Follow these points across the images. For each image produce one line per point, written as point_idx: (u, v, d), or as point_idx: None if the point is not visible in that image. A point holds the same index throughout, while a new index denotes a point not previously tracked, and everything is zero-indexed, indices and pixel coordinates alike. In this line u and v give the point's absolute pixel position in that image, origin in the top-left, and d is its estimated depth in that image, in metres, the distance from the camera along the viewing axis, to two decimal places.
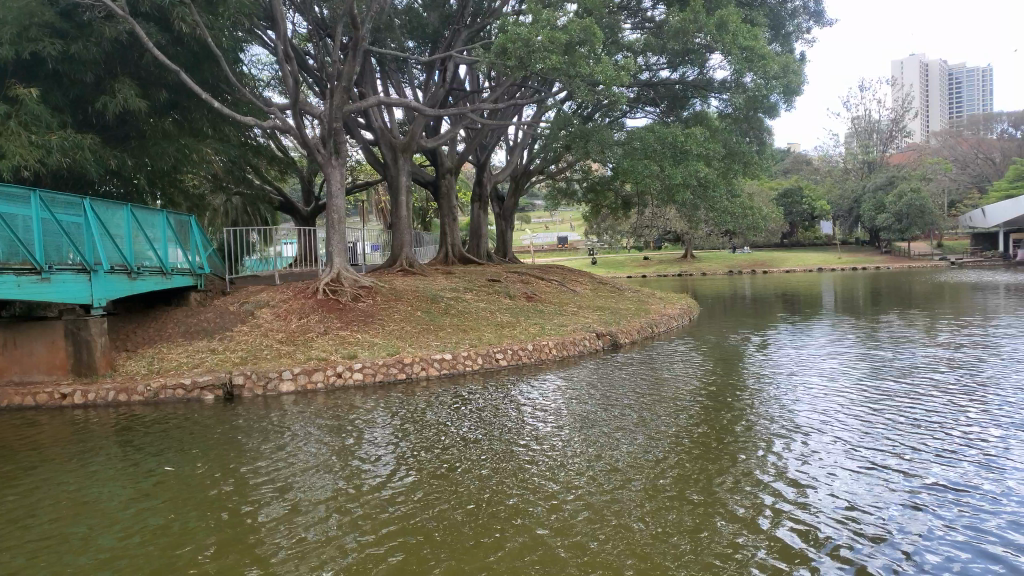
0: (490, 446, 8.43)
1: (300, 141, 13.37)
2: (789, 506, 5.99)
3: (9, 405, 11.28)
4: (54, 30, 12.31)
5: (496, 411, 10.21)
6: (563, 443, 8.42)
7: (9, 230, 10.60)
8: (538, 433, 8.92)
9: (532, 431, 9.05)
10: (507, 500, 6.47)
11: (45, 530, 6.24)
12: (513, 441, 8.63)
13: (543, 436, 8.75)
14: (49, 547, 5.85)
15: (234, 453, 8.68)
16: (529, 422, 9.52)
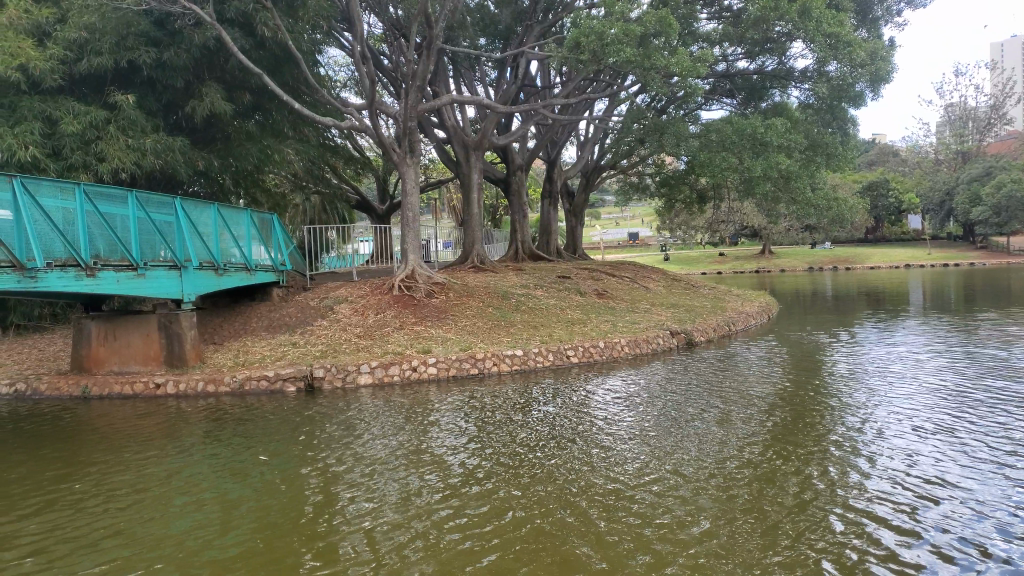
0: (565, 442, 8.42)
1: (376, 140, 13.65)
2: (871, 509, 5.81)
3: (109, 393, 11.94)
4: (149, 39, 12.97)
5: (572, 408, 10.19)
6: (640, 440, 8.33)
7: (109, 229, 11.41)
8: (614, 430, 8.86)
9: (609, 428, 8.98)
10: (585, 497, 6.44)
11: (147, 517, 6.45)
12: (589, 437, 8.57)
13: (620, 433, 8.68)
14: (152, 535, 6.02)
15: (316, 444, 8.94)
16: (605, 419, 9.46)
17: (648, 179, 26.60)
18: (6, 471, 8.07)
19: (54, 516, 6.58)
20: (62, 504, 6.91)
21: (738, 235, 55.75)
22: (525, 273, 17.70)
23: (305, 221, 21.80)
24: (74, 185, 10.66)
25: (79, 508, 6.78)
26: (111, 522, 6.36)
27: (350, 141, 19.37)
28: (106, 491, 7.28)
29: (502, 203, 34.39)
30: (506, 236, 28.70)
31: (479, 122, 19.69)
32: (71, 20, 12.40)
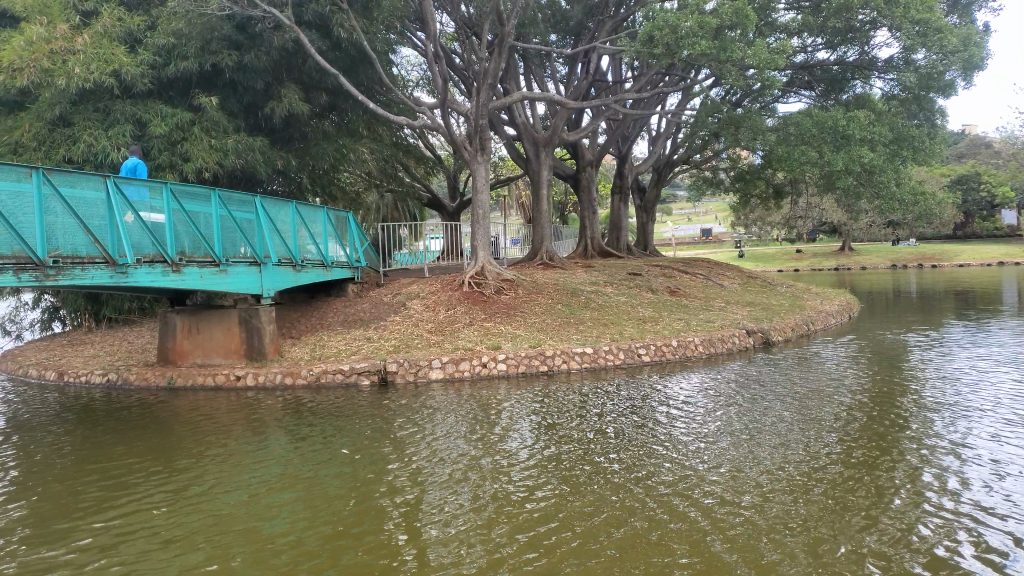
0: (654, 437, 8.37)
1: (448, 138, 13.81)
2: (971, 517, 5.60)
3: (193, 384, 12.41)
4: (231, 43, 13.43)
5: (655, 405, 10.09)
6: (731, 438, 8.20)
7: (194, 226, 11.88)
8: (701, 428, 8.72)
9: (695, 426, 8.86)
10: (670, 496, 6.34)
11: (237, 512, 6.53)
12: (677, 435, 8.45)
13: (708, 432, 8.54)
14: (243, 530, 6.08)
15: (398, 437, 9.06)
16: (692, 417, 9.34)
17: (722, 174, 26.02)
18: (103, 462, 8.39)
19: (152, 507, 6.76)
20: (159, 496, 7.10)
21: (810, 234, 54.06)
22: (595, 270, 17.59)
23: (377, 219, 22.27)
24: (162, 185, 11.14)
25: (173, 501, 6.94)
26: (203, 516, 6.47)
27: (422, 139, 19.66)
28: (199, 483, 7.46)
29: (571, 200, 34.32)
30: (575, 234, 28.62)
31: (549, 119, 19.66)
32: (159, 27, 12.95)
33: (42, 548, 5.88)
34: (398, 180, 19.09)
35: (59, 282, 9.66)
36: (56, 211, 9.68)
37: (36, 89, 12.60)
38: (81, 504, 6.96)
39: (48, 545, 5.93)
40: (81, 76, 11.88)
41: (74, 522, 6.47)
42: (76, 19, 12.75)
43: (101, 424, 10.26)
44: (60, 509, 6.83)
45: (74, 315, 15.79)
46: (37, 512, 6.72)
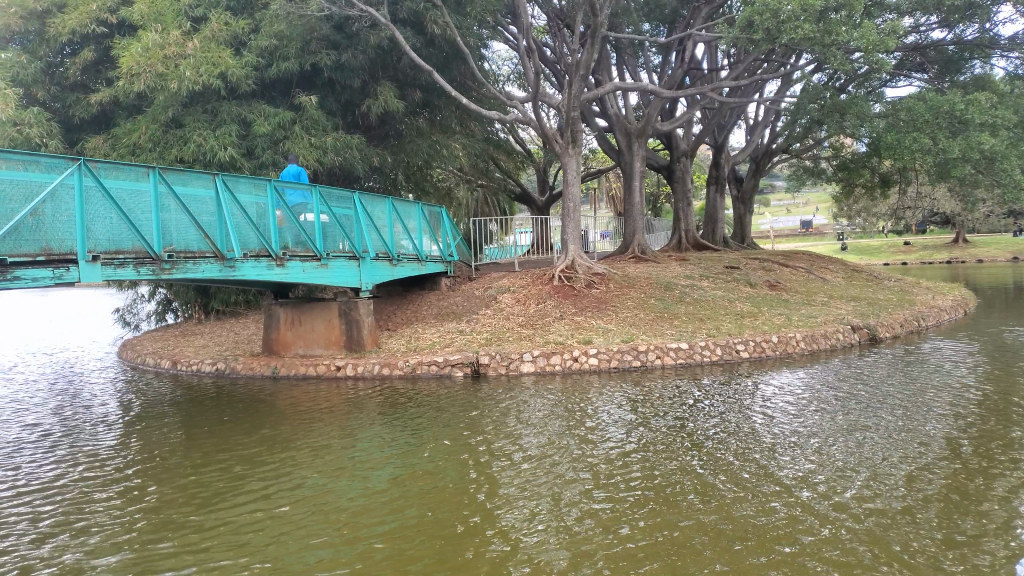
0: (779, 434, 8.16)
1: (540, 131, 13.84)
2: None
3: (296, 373, 12.90)
4: (329, 43, 13.86)
5: (770, 401, 9.85)
6: (859, 436, 7.91)
7: (298, 222, 12.34)
8: (826, 425, 8.45)
9: (819, 423, 8.58)
10: (786, 497, 6.16)
11: (351, 506, 6.55)
12: (801, 433, 8.20)
13: (834, 430, 8.25)
14: (361, 524, 6.08)
15: (507, 428, 9.13)
16: (815, 413, 9.05)
17: (823, 163, 25.00)
18: (213, 454, 8.60)
19: (270, 499, 6.87)
20: (275, 487, 7.24)
21: (910, 226, 51.31)
22: (688, 263, 17.26)
23: (467, 213, 22.55)
24: (266, 183, 11.63)
25: (285, 494, 7.00)
26: (318, 510, 6.48)
27: (513, 134, 19.72)
28: (312, 475, 7.57)
29: (664, 193, 33.78)
30: (669, 227, 28.20)
31: (641, 110, 19.38)
32: (263, 29, 13.46)
33: (169, 540, 5.97)
34: (488, 174, 19.27)
35: (172, 276, 10.18)
36: (169, 208, 10.20)
37: (151, 93, 13.30)
38: (203, 494, 7.16)
39: (178, 534, 6.07)
40: (191, 79, 12.48)
41: (198, 511, 6.63)
42: (187, 25, 13.37)
43: (212, 412, 10.78)
44: (185, 497, 7.05)
45: (185, 307, 16.69)
46: (164, 502, 6.94)
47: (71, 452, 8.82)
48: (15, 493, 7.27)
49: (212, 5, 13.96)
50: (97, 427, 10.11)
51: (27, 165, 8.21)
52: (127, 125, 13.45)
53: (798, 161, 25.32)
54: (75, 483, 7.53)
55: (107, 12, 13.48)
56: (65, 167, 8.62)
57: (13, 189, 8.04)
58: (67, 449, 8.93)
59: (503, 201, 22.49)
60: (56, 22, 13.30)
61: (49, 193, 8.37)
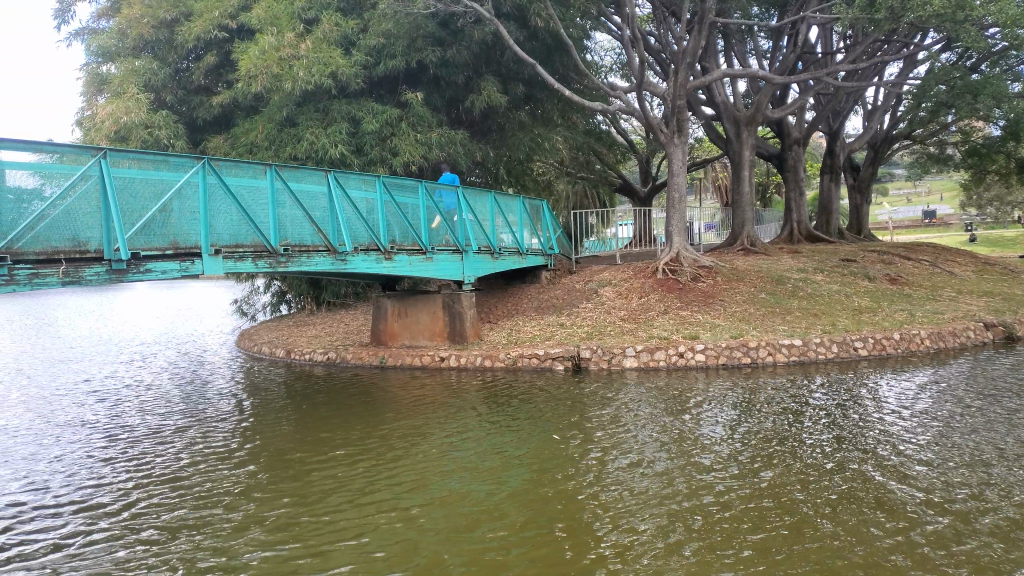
0: (924, 437, 7.73)
1: (642, 121, 14.19)
2: None
3: (402, 363, 13.26)
4: (434, 39, 14.20)
5: (906, 401, 9.33)
6: (1014, 442, 7.38)
7: (404, 216, 12.71)
8: (976, 429, 7.93)
9: (967, 426, 8.07)
10: (915, 504, 5.94)
11: (464, 508, 6.40)
12: (948, 435, 7.76)
13: (986, 434, 7.73)
14: (478, 530, 5.89)
15: (628, 422, 9.03)
16: (961, 415, 8.50)
17: (951, 149, 23.45)
18: (325, 445, 8.72)
19: (382, 497, 6.77)
20: (383, 485, 7.14)
21: None
22: (800, 256, 16.55)
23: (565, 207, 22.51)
24: (374, 178, 12.00)
25: (401, 490, 6.97)
26: (440, 508, 6.42)
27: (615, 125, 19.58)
28: (418, 474, 7.46)
29: (772, 185, 32.41)
30: (779, 220, 27.10)
31: (750, 97, 18.85)
32: (372, 29, 13.93)
33: (300, 533, 5.96)
34: (589, 167, 19.18)
35: (288, 268, 10.57)
36: (284, 203, 10.65)
37: (267, 94, 13.95)
38: (319, 486, 7.20)
39: (294, 531, 6.00)
40: (305, 79, 13.04)
41: (309, 507, 6.57)
42: (301, 27, 13.89)
43: (323, 401, 11.17)
44: (295, 492, 7.01)
45: (299, 299, 17.41)
46: (276, 496, 6.92)
47: (196, 438, 9.32)
48: (138, 480, 7.54)
49: (324, 6, 14.38)
50: (218, 414, 10.63)
51: (157, 164, 8.76)
52: (246, 125, 14.13)
53: (921, 148, 23.79)
54: (192, 473, 7.74)
55: (228, 18, 14.24)
56: (190, 166, 9.12)
57: (144, 186, 8.58)
58: (195, 435, 9.44)
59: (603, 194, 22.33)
60: (183, 30, 14.14)
61: (175, 190, 8.89)
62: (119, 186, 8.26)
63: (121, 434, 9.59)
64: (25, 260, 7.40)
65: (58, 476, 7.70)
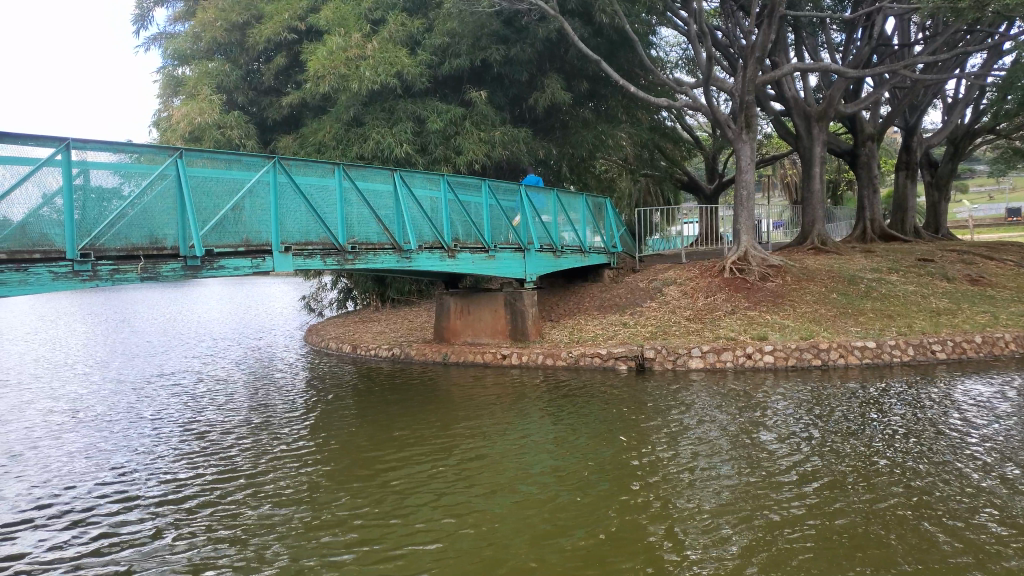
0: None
1: (710, 117, 14.30)
2: None
3: (464, 360, 13.35)
4: (499, 37, 14.25)
5: (998, 407, 8.94)
6: None
7: (467, 214, 12.77)
8: None
9: None
10: (1017, 517, 5.68)
11: (540, 511, 6.23)
12: None
13: None
14: (556, 534, 5.74)
15: (707, 424, 8.86)
16: None
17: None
18: (395, 442, 8.74)
19: (454, 499, 6.65)
20: (454, 486, 7.03)
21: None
22: (874, 255, 16.07)
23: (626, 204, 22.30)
24: (439, 176, 12.08)
25: (475, 490, 6.89)
26: (517, 509, 6.29)
27: (681, 122, 19.37)
28: (489, 475, 7.33)
29: (843, 181, 31.43)
30: (850, 218, 26.32)
31: (821, 91, 18.38)
32: (437, 28, 14.06)
33: (378, 532, 5.93)
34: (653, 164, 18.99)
35: (355, 266, 10.71)
36: (351, 202, 10.79)
37: (335, 94, 14.18)
38: (392, 484, 7.16)
39: (369, 533, 5.91)
40: (371, 79, 13.21)
41: (383, 506, 6.53)
42: (368, 27, 14.07)
43: (388, 397, 11.32)
44: (365, 492, 6.94)
45: (364, 295, 17.69)
46: (346, 496, 6.86)
47: (269, 431, 9.54)
48: (209, 474, 7.65)
49: (390, 6, 14.53)
50: (288, 408, 10.86)
51: (230, 164, 8.96)
52: (314, 125, 14.41)
53: (1005, 142, 22.82)
54: (260, 469, 7.80)
55: (297, 20, 14.52)
56: (261, 166, 9.29)
57: (217, 186, 8.80)
58: (268, 429, 9.66)
59: (667, 191, 22.04)
60: (255, 32, 14.51)
61: (247, 190, 9.08)
62: (194, 186, 8.49)
63: (198, 427, 9.88)
64: (108, 256, 7.68)
65: (142, 467, 7.98)
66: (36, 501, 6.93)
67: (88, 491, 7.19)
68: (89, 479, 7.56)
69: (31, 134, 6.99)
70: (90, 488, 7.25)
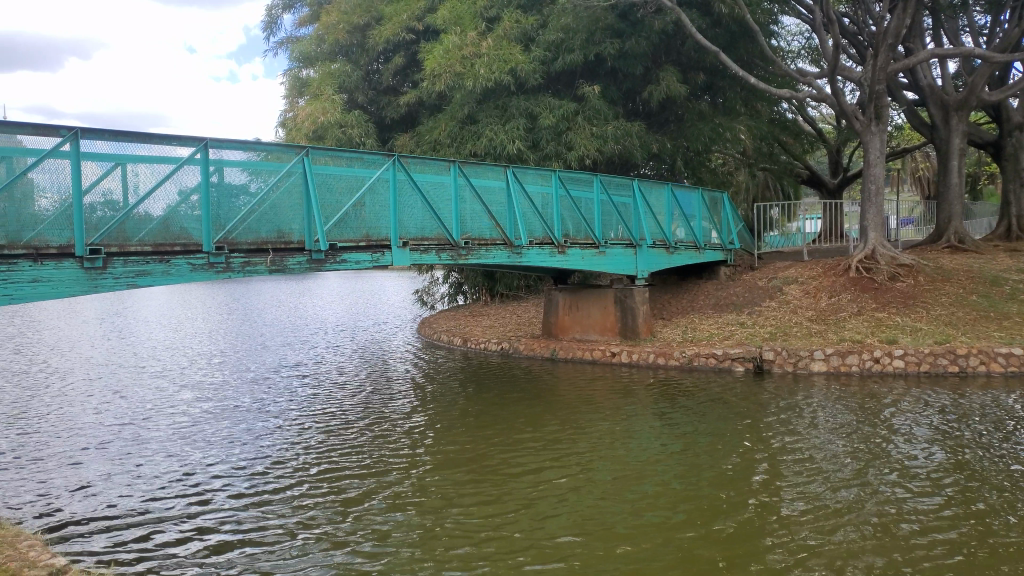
0: None
1: (837, 107, 13.78)
2: None
3: (573, 357, 13.30)
4: (614, 31, 14.16)
5: None
6: None
7: (578, 209, 12.74)
8: None
9: None
10: None
11: (664, 530, 5.93)
12: None
13: None
14: (683, 555, 5.44)
15: (845, 430, 8.45)
16: None
17: None
18: (510, 440, 8.80)
19: (574, 509, 6.45)
20: (570, 489, 7.03)
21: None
22: (1020, 255, 14.82)
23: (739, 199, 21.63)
24: (551, 172, 12.09)
25: (593, 493, 6.86)
26: (636, 516, 6.24)
27: (802, 114, 18.62)
28: (605, 486, 7.07)
29: (983, 174, 29.13)
30: (990, 214, 24.38)
31: (962, 78, 17.34)
32: (551, 24, 14.08)
33: (497, 532, 6.04)
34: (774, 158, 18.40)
35: (468, 261, 10.73)
36: (466, 198, 10.95)
37: (450, 93, 14.46)
38: (507, 485, 7.24)
39: (489, 543, 5.82)
40: (485, 76, 13.40)
41: (501, 506, 6.63)
42: (483, 25, 14.27)
43: (498, 392, 11.42)
44: (479, 495, 6.98)
45: (474, 289, 17.99)
46: (461, 503, 6.76)
47: (391, 424, 9.80)
48: (335, 467, 7.93)
49: (505, 3, 14.65)
50: (405, 401, 11.14)
51: (352, 162, 9.27)
52: (429, 124, 14.76)
53: None
54: (382, 464, 8.02)
55: (415, 21, 14.92)
56: (381, 163, 9.57)
57: (338, 182, 9.08)
58: (392, 421, 9.93)
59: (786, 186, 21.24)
60: (375, 33, 15.01)
61: (368, 186, 9.35)
62: (318, 183, 8.81)
63: (325, 418, 10.29)
64: (240, 250, 8.08)
65: (279, 457, 8.39)
66: (183, 485, 7.46)
67: (227, 478, 7.66)
68: (231, 467, 8.01)
69: (174, 135, 7.52)
70: (232, 476, 7.68)
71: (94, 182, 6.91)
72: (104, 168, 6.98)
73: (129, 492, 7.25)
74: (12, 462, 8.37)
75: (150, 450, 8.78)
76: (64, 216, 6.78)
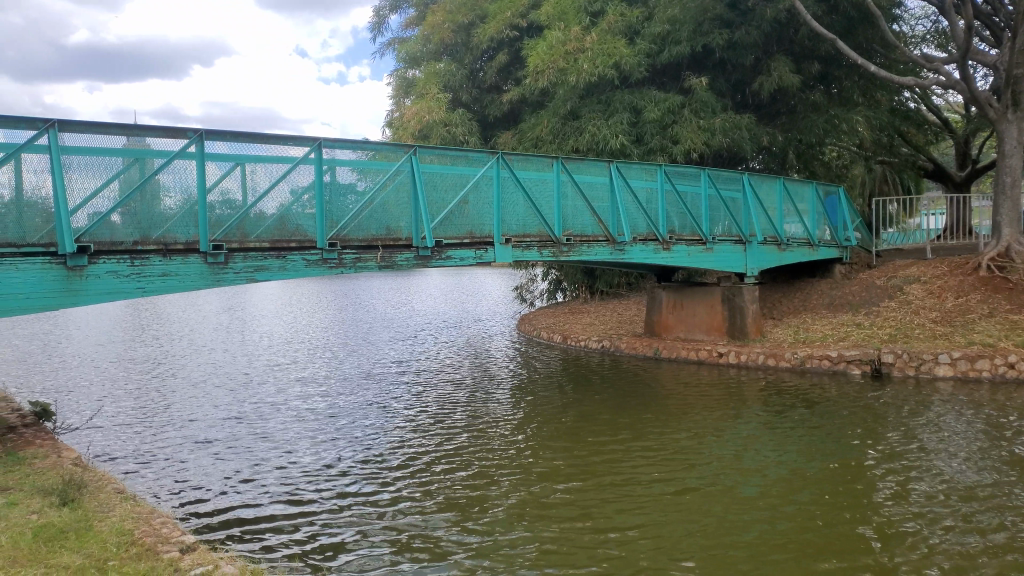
0: None
1: (968, 94, 12.92)
2: None
3: (677, 356, 13.05)
4: (722, 21, 13.77)
5: None
6: None
7: (686, 205, 12.48)
8: None
9: None
10: None
11: (795, 548, 5.64)
12: None
13: None
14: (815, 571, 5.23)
15: (989, 442, 7.89)
16: None
17: None
18: (624, 441, 8.76)
19: (690, 514, 6.40)
20: (688, 493, 6.95)
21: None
22: None
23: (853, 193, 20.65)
24: (656, 166, 11.84)
25: (712, 499, 6.76)
26: (756, 524, 6.12)
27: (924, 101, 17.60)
28: (725, 497, 6.79)
29: None
30: None
31: None
32: (657, 16, 13.83)
33: (614, 533, 6.07)
34: (892, 150, 17.47)
35: (569, 258, 10.71)
36: (570, 195, 10.91)
37: (553, 88, 14.46)
38: (623, 487, 7.22)
39: (606, 544, 5.86)
40: (589, 71, 13.30)
41: (617, 508, 6.64)
42: (587, 19, 14.14)
43: (603, 391, 11.38)
44: (594, 495, 7.01)
45: (573, 287, 17.95)
46: (577, 503, 6.82)
47: (503, 423, 9.89)
48: (452, 466, 8.07)
49: None
50: (513, 399, 11.23)
51: (456, 160, 9.40)
52: (532, 120, 14.82)
53: None
54: (497, 463, 8.11)
55: (519, 17, 14.98)
56: (485, 161, 9.66)
57: (444, 181, 9.23)
58: (504, 420, 10.02)
59: (906, 178, 20.12)
60: (481, 31, 15.18)
61: (472, 184, 9.44)
62: (425, 181, 8.98)
63: (437, 415, 10.49)
64: (352, 246, 8.27)
65: (397, 453, 8.62)
66: (306, 475, 7.79)
67: (346, 470, 7.95)
68: (351, 461, 8.28)
69: (289, 136, 7.81)
70: (353, 471, 7.95)
71: (216, 182, 7.27)
72: (225, 168, 7.33)
73: (258, 481, 7.62)
74: (153, 447, 8.99)
75: (277, 440, 9.21)
76: (190, 214, 7.15)
